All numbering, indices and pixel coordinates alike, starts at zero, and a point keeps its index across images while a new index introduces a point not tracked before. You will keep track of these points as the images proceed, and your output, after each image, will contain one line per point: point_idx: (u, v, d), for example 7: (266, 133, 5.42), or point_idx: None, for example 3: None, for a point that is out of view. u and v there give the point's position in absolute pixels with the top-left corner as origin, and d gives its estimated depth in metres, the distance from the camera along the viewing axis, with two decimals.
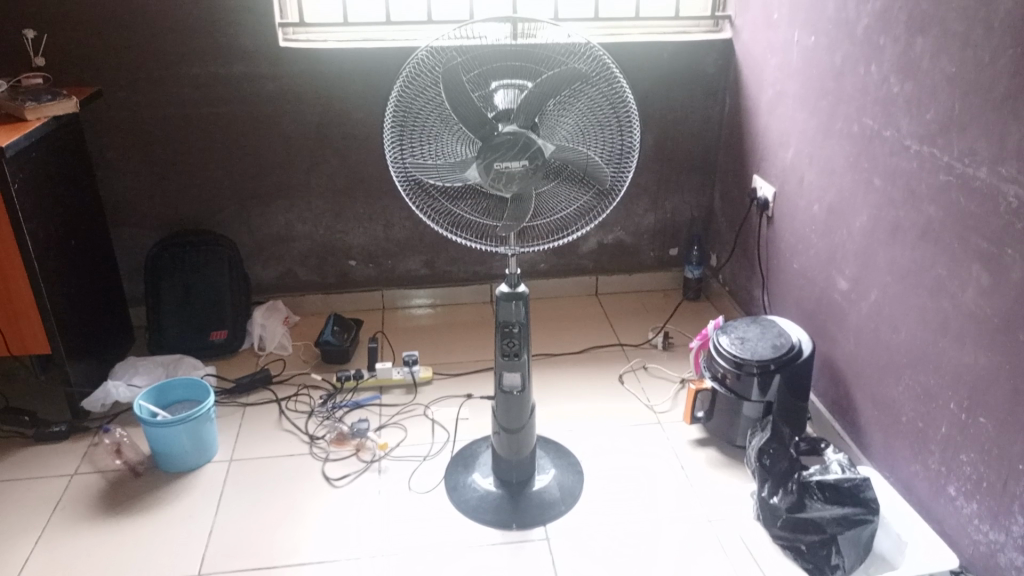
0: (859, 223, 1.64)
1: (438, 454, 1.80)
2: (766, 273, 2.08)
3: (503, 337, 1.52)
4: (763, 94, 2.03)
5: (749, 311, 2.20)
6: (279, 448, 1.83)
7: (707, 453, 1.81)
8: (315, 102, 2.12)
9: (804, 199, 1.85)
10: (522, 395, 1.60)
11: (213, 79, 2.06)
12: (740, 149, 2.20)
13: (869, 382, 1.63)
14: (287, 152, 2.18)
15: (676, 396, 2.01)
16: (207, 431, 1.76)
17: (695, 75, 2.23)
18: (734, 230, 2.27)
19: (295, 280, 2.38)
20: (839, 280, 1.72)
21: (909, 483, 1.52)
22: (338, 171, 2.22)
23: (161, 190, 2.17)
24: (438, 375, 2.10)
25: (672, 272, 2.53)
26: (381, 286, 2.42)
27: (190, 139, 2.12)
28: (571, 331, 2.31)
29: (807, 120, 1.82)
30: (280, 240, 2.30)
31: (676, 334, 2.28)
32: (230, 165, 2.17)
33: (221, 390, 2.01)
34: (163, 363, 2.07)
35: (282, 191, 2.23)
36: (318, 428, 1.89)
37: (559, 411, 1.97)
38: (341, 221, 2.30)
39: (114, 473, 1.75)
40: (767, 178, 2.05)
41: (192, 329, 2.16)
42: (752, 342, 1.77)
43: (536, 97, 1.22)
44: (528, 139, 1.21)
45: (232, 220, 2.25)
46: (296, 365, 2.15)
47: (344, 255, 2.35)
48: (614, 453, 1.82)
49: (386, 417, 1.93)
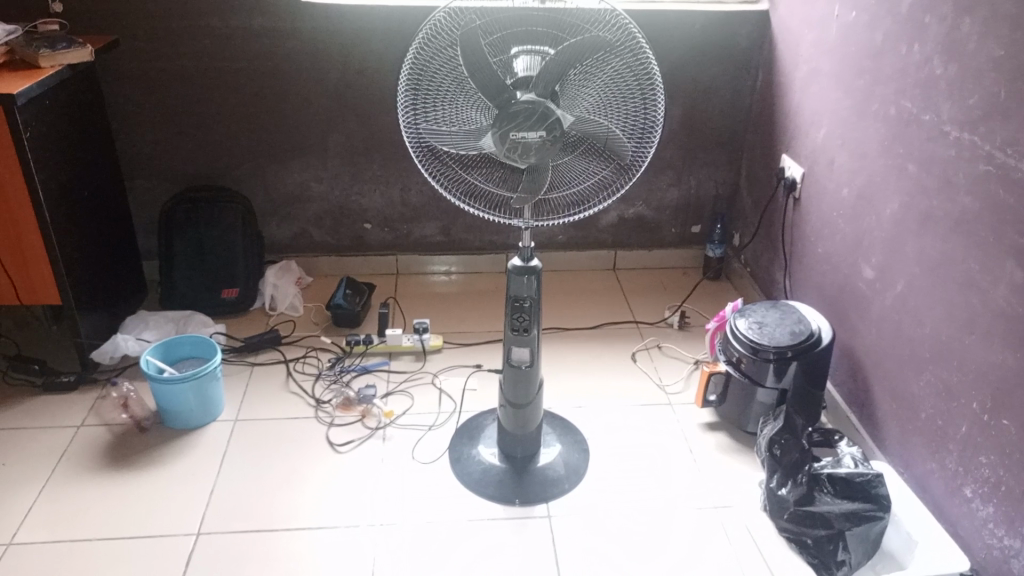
0: (889, 210, 1.57)
1: (443, 425, 1.79)
2: (789, 256, 2.02)
3: (513, 312, 1.49)
4: (797, 70, 1.95)
5: (769, 294, 2.15)
6: (284, 411, 1.82)
7: (717, 438, 1.78)
8: (335, 60, 2.07)
9: (833, 182, 1.79)
10: (530, 369, 1.57)
11: (232, 32, 2.01)
12: (770, 126, 2.12)
13: (889, 375, 1.58)
14: (305, 110, 2.14)
15: (689, 377, 1.97)
16: (212, 389, 1.75)
17: (728, 47, 2.15)
18: (759, 210, 2.21)
19: (310, 241, 2.35)
20: (864, 268, 1.66)
21: (923, 481, 1.48)
22: (356, 132, 2.18)
23: (176, 143, 2.15)
24: (448, 344, 2.07)
25: (693, 250, 2.47)
26: (396, 251, 2.39)
27: (207, 93, 2.09)
28: (585, 306, 2.27)
29: (841, 99, 1.75)
30: (296, 200, 2.27)
31: (693, 314, 2.23)
32: (246, 121, 2.14)
33: (230, 349, 2.00)
34: (174, 319, 2.06)
35: (299, 149, 2.19)
36: (325, 392, 1.88)
37: (568, 387, 1.94)
38: (358, 183, 2.26)
39: (119, 427, 1.76)
40: (796, 158, 1.98)
41: (204, 286, 2.15)
42: (770, 327, 1.72)
43: (558, 65, 1.17)
44: (547, 109, 1.17)
45: (248, 177, 2.22)
46: (306, 327, 2.13)
47: (359, 218, 2.32)
48: (626, 429, 1.80)
49: (394, 384, 1.91)
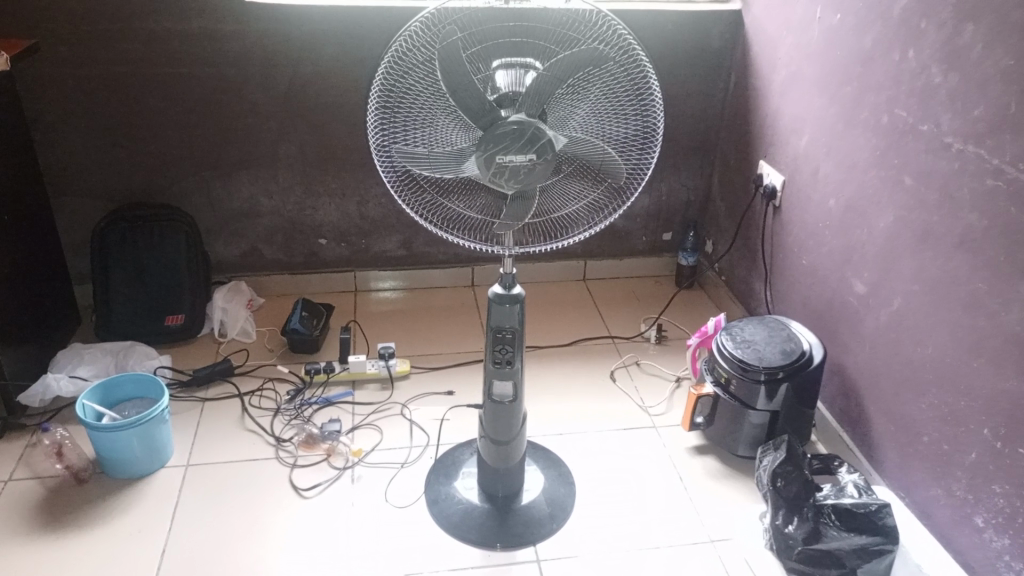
0: (883, 223, 1.50)
1: (417, 461, 1.66)
2: (770, 267, 1.94)
3: (495, 343, 1.37)
4: (775, 74, 1.87)
5: (748, 304, 2.07)
6: (240, 452, 1.67)
7: (706, 463, 1.69)
8: (283, 66, 1.91)
9: (818, 192, 1.71)
10: (513, 405, 1.45)
11: (168, 35, 1.83)
12: (745, 131, 2.04)
13: (885, 395, 1.52)
14: (251, 120, 1.97)
15: (671, 397, 1.88)
16: (160, 433, 1.59)
17: (700, 48, 2.06)
18: (734, 217, 2.13)
19: (260, 259, 2.19)
20: (856, 283, 1.60)
21: (928, 508, 1.41)
22: (308, 141, 2.02)
23: (109, 156, 1.95)
24: (415, 369, 1.93)
25: (665, 258, 2.39)
26: (353, 267, 2.24)
27: (143, 101, 1.90)
28: (559, 321, 2.16)
29: (826, 106, 1.67)
30: (244, 215, 2.10)
31: (670, 327, 2.14)
32: (187, 132, 1.96)
33: (177, 383, 1.83)
34: (112, 351, 1.87)
35: (246, 161, 2.02)
36: (285, 429, 1.73)
37: (547, 412, 1.83)
38: (311, 197, 2.10)
39: (54, 479, 1.58)
40: (775, 165, 1.90)
41: (145, 313, 1.97)
42: (760, 346, 1.64)
43: (548, 81, 1.05)
44: (537, 130, 1.04)
45: (191, 193, 2.05)
46: (261, 355, 1.97)
47: (313, 234, 2.16)
48: (600, 456, 1.70)
49: (360, 417, 1.77)
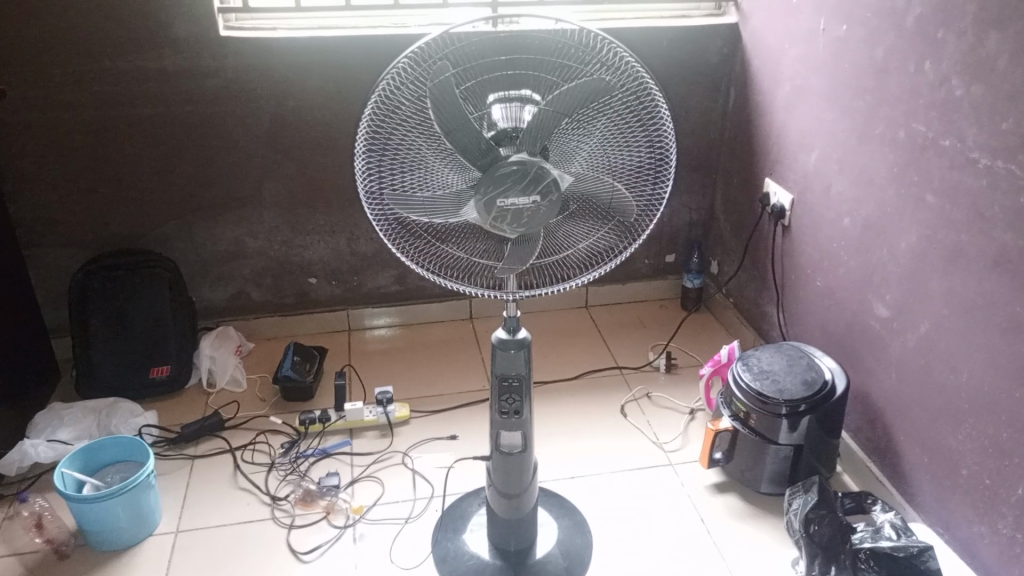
0: (906, 243, 1.43)
1: (422, 515, 1.56)
2: (782, 288, 1.86)
3: (501, 392, 1.29)
4: (778, 88, 1.80)
5: (760, 327, 1.99)
6: (233, 514, 1.57)
7: (728, 502, 1.60)
8: (265, 102, 1.83)
9: (832, 210, 1.64)
10: (523, 456, 1.36)
11: (143, 73, 1.75)
12: (748, 148, 1.97)
13: (917, 425, 1.44)
14: (234, 159, 1.88)
15: (687, 431, 1.79)
16: (147, 499, 1.49)
17: (698, 64, 1.98)
18: (741, 237, 2.04)
19: (248, 302, 2.09)
20: (878, 306, 1.51)
21: (972, 546, 1.33)
22: (294, 179, 1.93)
23: (85, 202, 1.86)
24: (416, 413, 1.83)
25: (669, 280, 2.30)
26: (345, 305, 2.15)
27: (119, 144, 1.81)
28: (565, 353, 2.07)
29: (835, 120, 1.59)
30: (230, 257, 2.01)
31: (680, 354, 2.05)
32: (167, 172, 1.87)
33: (165, 441, 1.72)
34: (94, 409, 1.77)
35: (230, 201, 1.93)
36: (280, 485, 1.63)
37: (556, 453, 1.73)
38: (299, 235, 2.01)
39: (34, 555, 1.47)
40: (782, 183, 1.82)
41: (129, 365, 1.86)
42: (780, 377, 1.56)
43: (550, 117, 0.98)
44: (540, 169, 0.98)
45: (173, 237, 1.95)
46: (253, 404, 1.86)
47: (304, 273, 2.07)
48: (608, 492, 1.63)
49: (360, 469, 1.67)
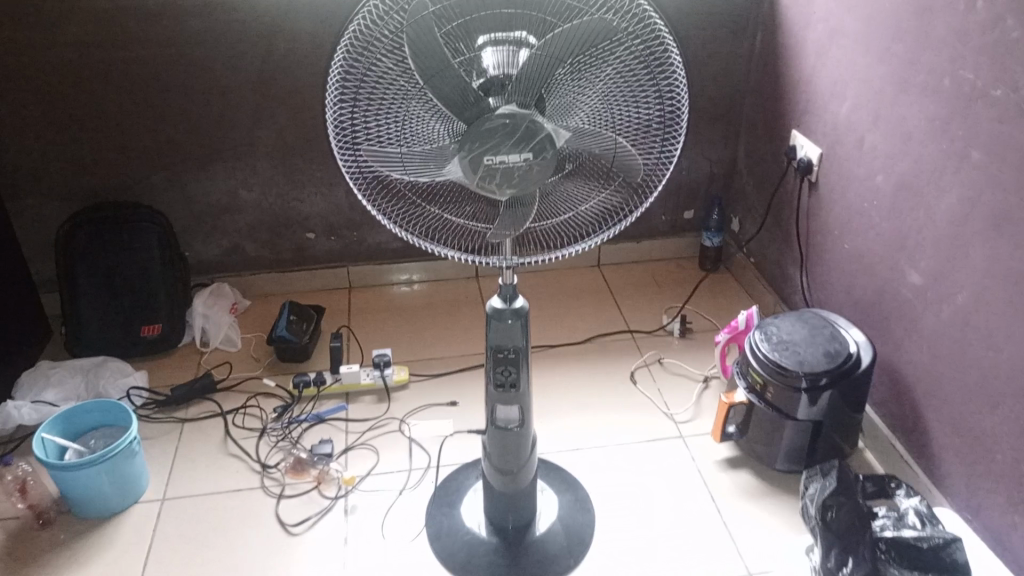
0: (945, 205, 1.29)
1: (417, 487, 1.49)
2: (806, 250, 1.73)
3: (496, 364, 1.19)
4: (808, 30, 1.64)
5: (781, 291, 1.87)
6: (221, 481, 1.51)
7: (740, 478, 1.51)
8: (253, 45, 1.71)
9: (864, 167, 1.50)
10: (521, 432, 1.27)
11: (123, 14, 1.63)
12: (774, 96, 1.82)
13: (949, 403, 1.33)
14: (223, 106, 1.77)
15: (699, 400, 1.69)
16: (131, 466, 1.43)
17: (722, 3, 1.82)
18: (764, 193, 1.91)
19: (244, 257, 2.00)
20: (911, 273, 1.39)
21: (1004, 536, 1.23)
22: (288, 128, 1.82)
23: (68, 152, 1.77)
24: (416, 376, 1.75)
25: (687, 238, 2.17)
26: (346, 261, 2.05)
27: (101, 90, 1.71)
28: (574, 315, 1.97)
29: (871, 67, 1.45)
30: (223, 211, 1.92)
31: (695, 318, 1.94)
32: (153, 121, 1.77)
33: (154, 403, 1.66)
34: (82, 369, 1.71)
35: (221, 152, 1.83)
36: (271, 453, 1.56)
37: (560, 423, 1.64)
38: (294, 188, 1.91)
39: (15, 521, 1.42)
40: (810, 135, 1.68)
41: (119, 323, 1.80)
42: (801, 347, 1.45)
43: (544, 63, 0.86)
44: (532, 123, 0.86)
45: (163, 189, 1.86)
46: (247, 365, 1.79)
47: (301, 227, 1.97)
48: (612, 467, 1.54)
49: (355, 436, 1.60)
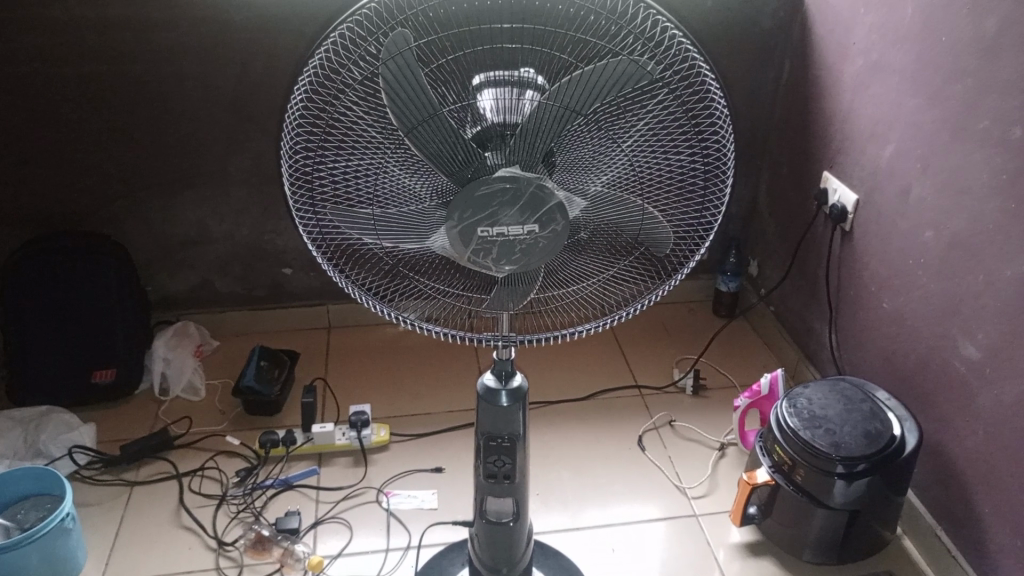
0: (1011, 273, 1.12)
1: (394, 572, 1.30)
2: (837, 304, 1.56)
3: (488, 453, 1.01)
4: (845, 62, 1.47)
5: (805, 345, 1.69)
6: (170, 561, 1.31)
7: (761, 570, 1.33)
8: (225, 62, 1.53)
9: (910, 219, 1.32)
10: (516, 526, 1.09)
11: (79, 25, 1.45)
12: (803, 132, 1.64)
13: (1010, 499, 1.15)
14: (192, 129, 1.59)
15: (714, 471, 1.51)
16: (65, 544, 1.24)
17: (748, 30, 1.65)
18: (788, 237, 1.73)
19: (214, 293, 1.82)
20: (965, 345, 1.21)
21: None
22: (264, 154, 1.64)
23: (18, 177, 1.59)
24: (398, 435, 1.57)
25: (700, 280, 1.99)
26: (326, 299, 1.87)
27: (55, 110, 1.53)
28: (576, 367, 1.79)
29: (922, 107, 1.27)
30: (191, 242, 1.73)
31: (709, 372, 1.76)
32: (114, 144, 1.58)
33: (99, 462, 1.47)
34: (22, 421, 1.52)
35: (189, 179, 1.65)
36: (229, 526, 1.37)
37: (558, 498, 1.46)
38: (270, 219, 1.72)
39: None
40: (844, 178, 1.51)
41: (68, 368, 1.61)
42: (835, 426, 1.27)
43: (556, 114, 0.68)
44: (538, 190, 0.70)
45: (125, 218, 1.68)
46: (209, 418, 1.61)
47: (276, 262, 1.79)
48: (617, 552, 1.36)
49: (326, 507, 1.41)
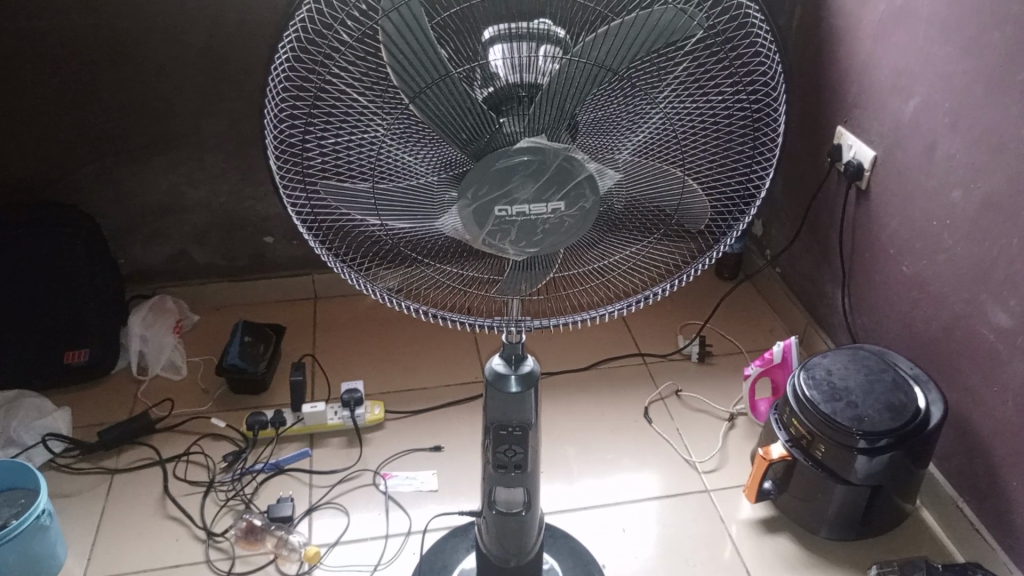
0: None
1: (395, 559, 1.24)
2: (851, 267, 1.48)
3: (497, 443, 0.93)
4: (864, 8, 1.37)
5: (815, 309, 1.62)
6: (157, 555, 1.24)
7: (778, 547, 1.28)
8: (194, 14, 1.40)
9: (935, 178, 1.24)
10: (528, 516, 1.02)
11: None
12: (814, 84, 1.55)
13: None
14: (161, 89, 1.47)
15: (725, 443, 1.46)
16: (42, 543, 1.15)
17: None
18: (797, 195, 1.65)
19: (191, 264, 1.71)
20: (995, 312, 1.15)
21: None
22: (240, 114, 1.52)
23: None
24: (392, 413, 1.49)
25: None
26: (311, 268, 1.77)
27: (8, 68, 1.40)
28: (576, 335, 1.71)
29: (952, 57, 1.18)
30: (165, 211, 1.62)
31: (714, 338, 1.70)
32: (76, 106, 1.46)
33: (77, 450, 1.39)
34: None
35: (160, 143, 1.53)
36: (219, 515, 1.30)
37: (565, 475, 1.40)
38: (249, 185, 1.61)
39: None
40: (861, 134, 1.42)
41: (39, 348, 1.51)
42: (856, 399, 1.21)
43: (586, 75, 0.59)
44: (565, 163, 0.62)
45: (93, 186, 1.56)
46: (192, 399, 1.52)
47: (257, 230, 1.68)
48: (628, 532, 1.30)
49: (320, 492, 1.34)
